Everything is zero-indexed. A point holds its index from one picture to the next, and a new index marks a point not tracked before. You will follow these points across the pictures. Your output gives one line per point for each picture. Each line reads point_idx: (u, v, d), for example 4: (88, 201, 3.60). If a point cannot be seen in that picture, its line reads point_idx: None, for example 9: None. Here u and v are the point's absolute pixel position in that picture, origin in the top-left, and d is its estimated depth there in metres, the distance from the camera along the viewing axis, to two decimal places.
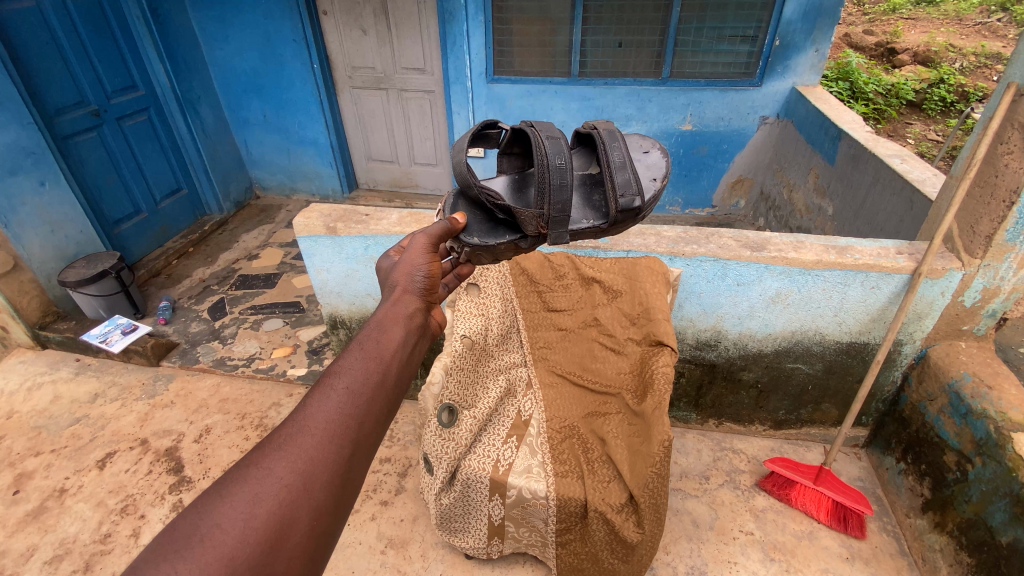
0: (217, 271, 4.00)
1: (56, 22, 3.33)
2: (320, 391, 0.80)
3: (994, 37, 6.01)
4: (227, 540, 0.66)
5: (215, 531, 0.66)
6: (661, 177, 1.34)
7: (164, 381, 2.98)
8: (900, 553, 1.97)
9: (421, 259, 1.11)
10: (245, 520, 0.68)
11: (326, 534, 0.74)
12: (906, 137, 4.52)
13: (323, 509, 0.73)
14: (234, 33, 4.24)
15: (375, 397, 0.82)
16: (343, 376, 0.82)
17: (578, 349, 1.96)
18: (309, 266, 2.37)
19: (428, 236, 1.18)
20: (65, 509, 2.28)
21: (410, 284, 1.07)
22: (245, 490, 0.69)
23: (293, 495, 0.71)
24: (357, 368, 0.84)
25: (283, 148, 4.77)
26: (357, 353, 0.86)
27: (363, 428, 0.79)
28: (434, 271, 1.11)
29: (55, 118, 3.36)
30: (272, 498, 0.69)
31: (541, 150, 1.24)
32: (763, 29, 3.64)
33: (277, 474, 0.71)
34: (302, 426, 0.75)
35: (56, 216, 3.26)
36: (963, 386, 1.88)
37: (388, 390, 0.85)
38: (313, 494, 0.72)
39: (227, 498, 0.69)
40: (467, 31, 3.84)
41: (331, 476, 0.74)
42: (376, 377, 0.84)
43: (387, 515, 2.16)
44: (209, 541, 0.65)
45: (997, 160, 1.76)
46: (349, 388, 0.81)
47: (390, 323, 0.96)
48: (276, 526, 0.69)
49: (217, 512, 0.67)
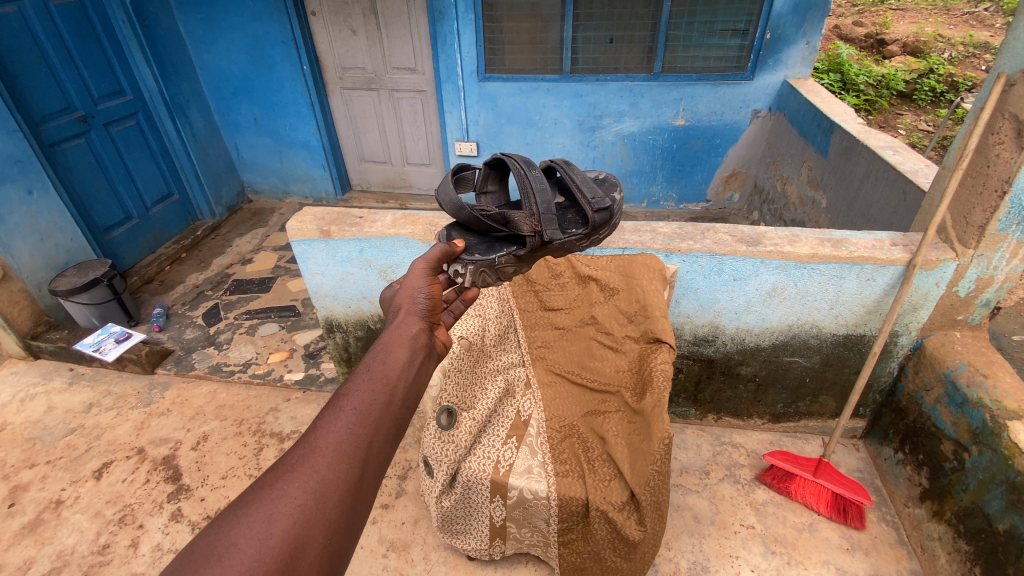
0: (211, 276, 3.98)
1: (40, 28, 3.29)
2: (329, 413, 0.79)
3: (982, 26, 6.05)
4: (244, 560, 0.65)
5: (232, 550, 0.65)
6: (618, 189, 1.46)
7: (160, 389, 2.95)
8: (899, 543, 1.98)
9: (422, 282, 1.10)
10: (261, 539, 0.67)
11: (340, 553, 0.72)
12: (897, 128, 4.52)
13: (336, 527, 0.72)
14: (221, 36, 4.21)
15: (384, 415, 0.82)
16: (351, 397, 0.82)
17: (575, 347, 1.98)
18: (304, 270, 2.34)
19: (426, 261, 1.17)
20: (63, 520, 2.26)
21: (412, 305, 1.07)
22: (259, 510, 0.69)
23: (306, 514, 0.70)
24: (365, 388, 0.84)
25: (275, 150, 4.74)
26: (364, 374, 0.87)
27: (373, 447, 0.78)
28: (435, 293, 1.11)
29: (41, 125, 3.32)
30: (286, 518, 0.68)
31: (517, 167, 1.35)
32: (753, 22, 3.64)
33: (290, 495, 0.70)
34: (313, 447, 0.75)
35: (45, 224, 3.21)
36: (958, 376, 1.89)
37: (396, 408, 0.85)
38: (326, 514, 0.71)
39: (243, 518, 0.68)
40: (457, 29, 3.81)
41: (342, 494, 0.73)
42: (383, 397, 0.84)
43: (388, 519, 2.16)
44: (227, 560, 0.65)
45: (989, 149, 1.76)
46: (358, 408, 0.81)
47: (395, 344, 0.95)
48: (290, 545, 0.67)
49: (234, 532, 0.67)
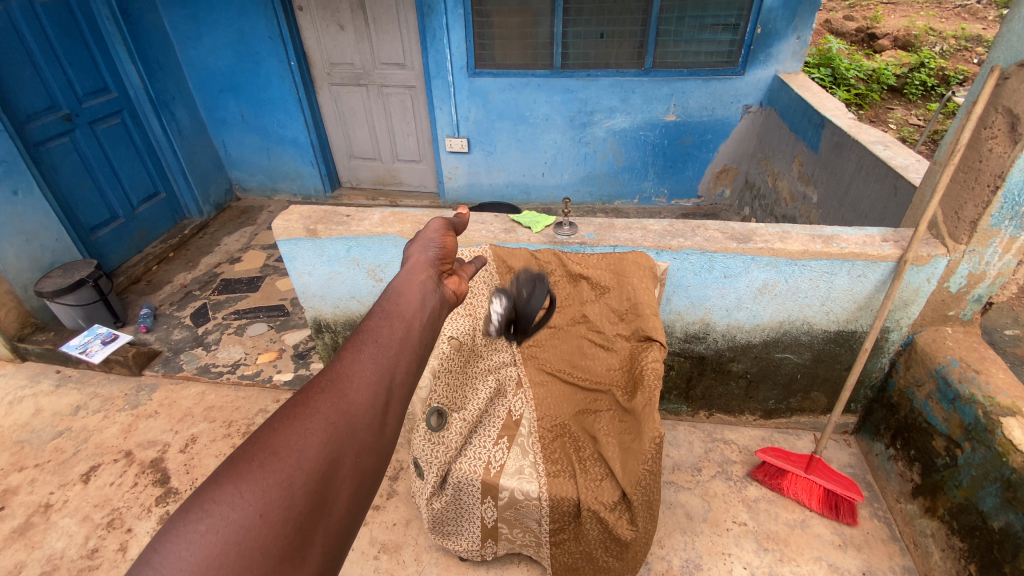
0: (199, 276, 3.92)
1: (24, 26, 3.21)
2: (355, 342, 0.81)
3: (972, 20, 6.06)
4: (285, 466, 0.64)
5: (273, 457, 0.64)
6: None
7: (147, 391, 2.91)
8: (891, 538, 1.99)
9: (435, 233, 1.10)
10: (300, 450, 0.66)
11: (372, 474, 0.72)
12: (888, 122, 4.51)
13: (369, 447, 0.71)
14: (207, 32, 4.14)
15: (407, 347, 0.83)
16: (375, 329, 0.83)
17: (567, 345, 1.95)
18: (291, 270, 2.31)
19: (443, 219, 1.17)
20: (50, 525, 2.22)
21: (422, 257, 1.06)
22: (294, 425, 0.68)
23: (340, 430, 0.70)
24: (387, 323, 0.85)
25: (263, 148, 4.68)
26: (385, 307, 0.88)
27: (400, 374, 0.79)
28: (448, 244, 1.10)
29: (26, 124, 3.25)
30: (321, 432, 0.68)
31: None
32: (744, 17, 3.62)
33: (323, 412, 0.70)
34: (343, 371, 0.76)
35: (30, 225, 3.15)
36: (950, 371, 1.89)
37: (419, 340, 0.86)
38: (359, 432, 0.71)
39: (278, 431, 0.67)
40: (447, 24, 3.76)
41: (373, 415, 0.73)
42: (407, 328, 0.85)
43: (379, 520, 2.14)
44: (265, 468, 0.63)
45: (981, 144, 1.75)
46: (382, 338, 0.82)
47: (406, 288, 0.95)
48: (327, 458, 0.67)
49: (271, 443, 0.66)
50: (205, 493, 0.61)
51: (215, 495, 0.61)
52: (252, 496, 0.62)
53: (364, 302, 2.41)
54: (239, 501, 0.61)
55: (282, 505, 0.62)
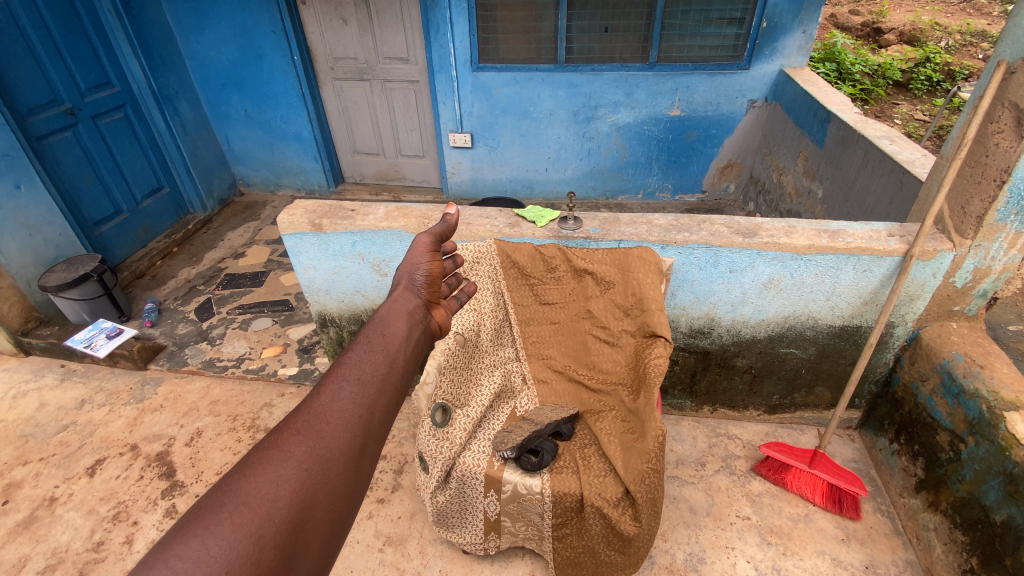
0: (203, 271, 3.93)
1: (25, 19, 3.20)
2: (333, 384, 0.90)
3: (979, 14, 6.02)
4: (254, 518, 0.72)
5: (243, 508, 0.72)
6: None
7: (153, 384, 2.93)
8: (894, 533, 1.99)
9: (423, 257, 1.25)
10: (271, 500, 0.74)
11: (340, 519, 0.80)
12: (893, 117, 4.47)
13: (339, 494, 0.80)
14: (210, 25, 4.12)
15: (383, 387, 0.94)
16: (353, 369, 0.94)
17: (571, 342, 2.00)
18: (296, 265, 2.32)
19: (430, 236, 1.31)
20: (56, 518, 2.24)
21: (411, 281, 1.21)
22: (268, 470, 0.76)
23: (313, 478, 0.78)
24: (365, 362, 0.96)
25: (266, 142, 4.69)
26: (365, 347, 0.99)
27: (374, 417, 0.89)
28: (434, 270, 1.25)
29: (28, 118, 3.25)
30: (294, 480, 0.77)
31: None
32: (749, 11, 3.60)
33: (297, 457, 0.79)
34: (320, 416, 0.85)
35: (34, 219, 3.15)
36: (954, 366, 1.89)
37: (394, 381, 0.97)
38: (331, 479, 0.80)
39: (252, 477, 0.75)
40: (450, 18, 3.73)
41: (345, 462, 0.82)
42: (384, 367, 0.97)
43: (384, 513, 2.15)
44: (237, 518, 0.71)
45: (988, 138, 1.74)
46: (359, 379, 0.93)
47: (394, 318, 1.09)
48: (298, 507, 0.75)
49: (245, 492, 0.73)
50: (168, 549, 0.67)
51: (180, 551, 0.67)
52: (220, 551, 0.68)
53: (368, 296, 2.41)
54: (206, 555, 0.68)
55: (250, 558, 0.70)
